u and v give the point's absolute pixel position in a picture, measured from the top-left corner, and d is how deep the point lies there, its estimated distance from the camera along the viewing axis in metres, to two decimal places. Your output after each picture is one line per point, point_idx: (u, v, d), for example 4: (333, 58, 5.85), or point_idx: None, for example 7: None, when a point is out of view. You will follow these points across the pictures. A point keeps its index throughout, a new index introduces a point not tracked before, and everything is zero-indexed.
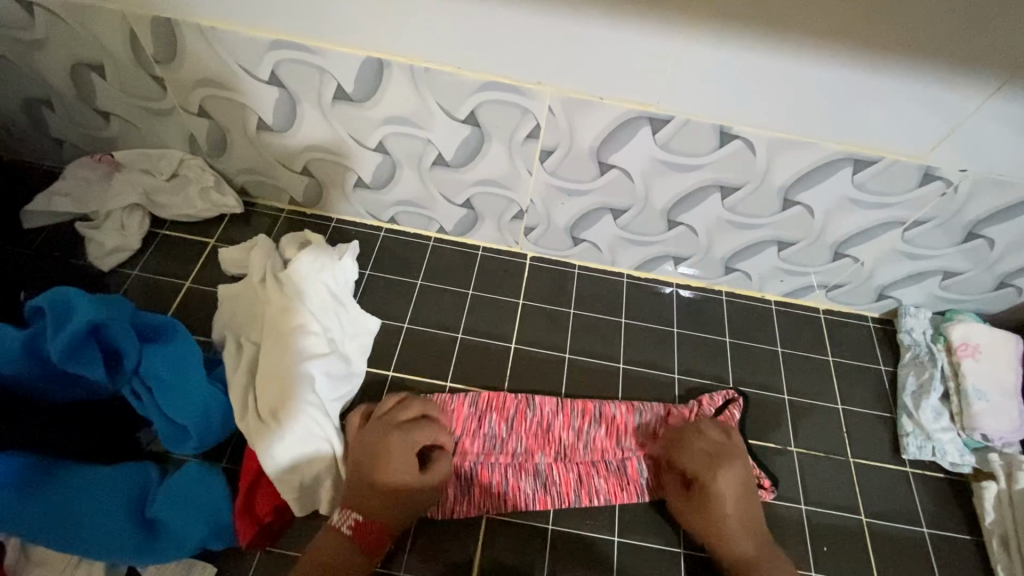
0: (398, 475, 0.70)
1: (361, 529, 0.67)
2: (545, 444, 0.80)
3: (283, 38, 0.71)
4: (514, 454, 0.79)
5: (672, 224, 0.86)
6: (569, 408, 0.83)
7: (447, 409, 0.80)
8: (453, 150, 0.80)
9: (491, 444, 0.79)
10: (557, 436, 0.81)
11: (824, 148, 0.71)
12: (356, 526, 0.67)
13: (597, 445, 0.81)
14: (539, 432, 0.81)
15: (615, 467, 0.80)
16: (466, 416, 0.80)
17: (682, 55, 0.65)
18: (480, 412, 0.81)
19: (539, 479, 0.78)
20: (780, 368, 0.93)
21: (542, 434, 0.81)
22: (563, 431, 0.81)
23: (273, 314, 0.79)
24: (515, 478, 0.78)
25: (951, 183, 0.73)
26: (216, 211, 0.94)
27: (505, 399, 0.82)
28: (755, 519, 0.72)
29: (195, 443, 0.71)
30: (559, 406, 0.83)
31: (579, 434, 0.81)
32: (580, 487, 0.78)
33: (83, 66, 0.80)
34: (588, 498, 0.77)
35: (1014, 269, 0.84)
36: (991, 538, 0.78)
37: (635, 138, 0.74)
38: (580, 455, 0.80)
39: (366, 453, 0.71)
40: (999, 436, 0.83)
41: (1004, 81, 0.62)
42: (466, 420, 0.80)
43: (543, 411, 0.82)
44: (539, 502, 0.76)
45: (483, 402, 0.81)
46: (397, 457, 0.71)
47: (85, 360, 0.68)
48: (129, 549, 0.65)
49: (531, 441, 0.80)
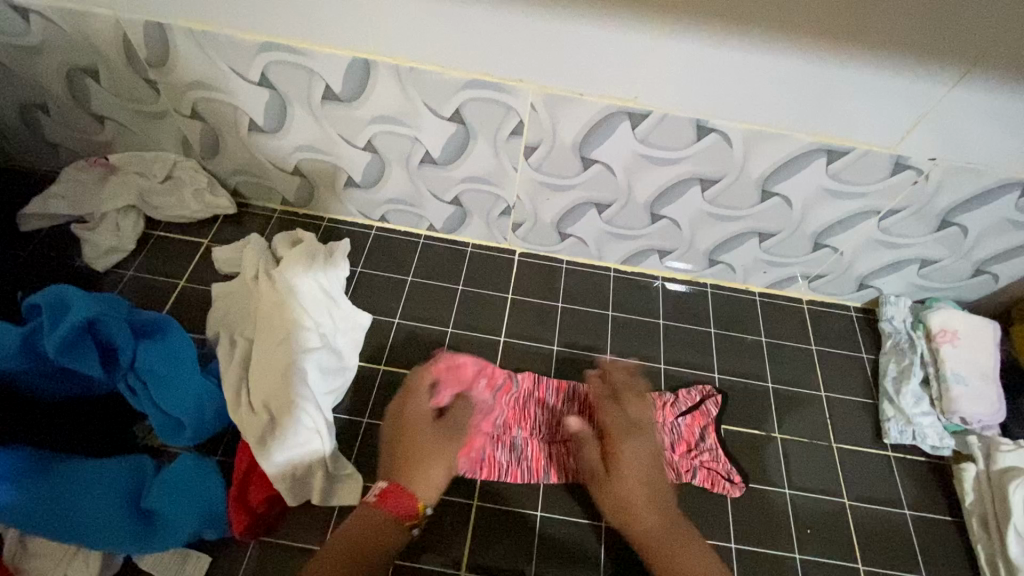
0: (416, 441, 0.66)
1: (390, 497, 0.61)
2: (520, 421, 0.83)
3: (272, 41, 0.73)
4: (494, 426, 0.82)
5: (656, 217, 0.88)
6: (548, 388, 0.86)
7: (452, 363, 0.80)
8: (439, 148, 0.82)
9: (484, 405, 0.80)
10: (532, 413, 0.84)
11: (797, 140, 0.73)
12: (385, 495, 0.61)
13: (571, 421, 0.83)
14: (517, 406, 0.84)
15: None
16: (468, 375, 0.81)
17: (657, 50, 0.67)
18: (477, 376, 0.82)
19: (514, 450, 0.81)
20: (764, 357, 0.95)
21: (521, 411, 0.84)
22: (540, 408, 0.84)
23: (265, 310, 0.81)
24: (492, 448, 0.80)
25: (922, 172, 0.75)
26: (209, 212, 0.96)
27: (497, 369, 0.85)
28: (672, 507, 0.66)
29: (190, 434, 0.72)
30: (540, 386, 0.86)
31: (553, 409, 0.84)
32: (551, 464, 0.80)
33: (78, 71, 0.82)
34: (557, 473, 0.80)
35: (989, 256, 0.87)
36: (970, 518, 0.80)
37: (615, 133, 0.76)
38: (553, 433, 0.82)
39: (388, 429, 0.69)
40: (977, 419, 0.85)
41: (967, 71, 0.64)
42: (468, 378, 0.80)
43: (522, 389, 0.85)
44: (510, 474, 0.79)
45: (483, 367, 0.83)
46: (416, 415, 0.69)
47: (80, 356, 0.70)
48: (125, 539, 0.66)
49: (509, 415, 0.83)
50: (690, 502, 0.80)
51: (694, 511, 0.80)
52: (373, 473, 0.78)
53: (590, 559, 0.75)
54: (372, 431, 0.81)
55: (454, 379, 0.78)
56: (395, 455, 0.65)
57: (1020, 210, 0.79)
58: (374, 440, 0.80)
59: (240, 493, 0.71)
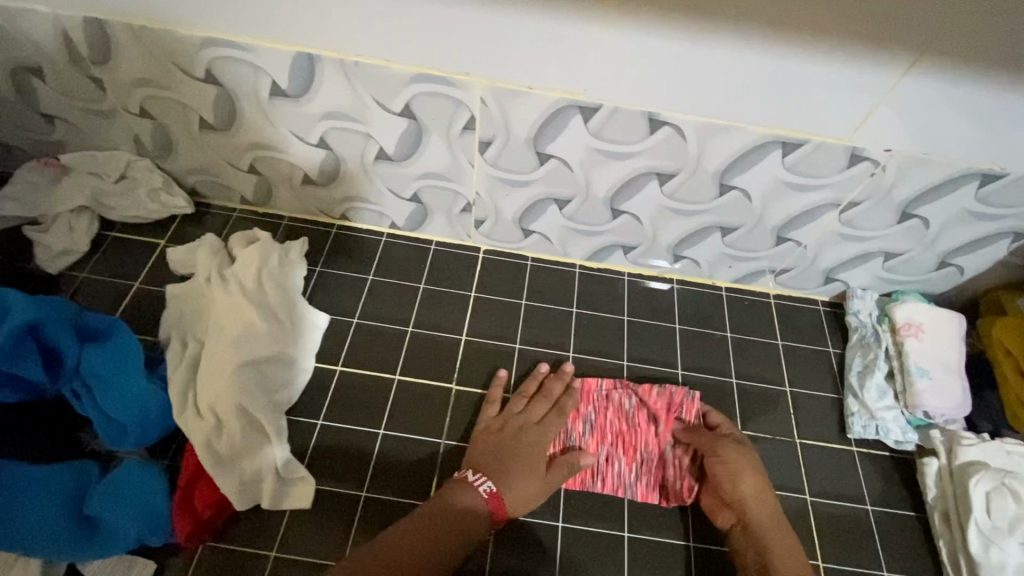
0: (524, 462, 0.75)
1: (494, 497, 0.72)
2: (624, 439, 0.83)
3: (214, 36, 0.71)
4: (588, 425, 0.83)
5: (616, 213, 0.87)
6: (650, 422, 0.84)
7: (672, 397, 0.85)
8: (393, 144, 0.81)
9: (632, 417, 0.84)
10: (639, 435, 0.83)
11: (751, 133, 0.72)
12: (492, 494, 0.72)
13: (681, 455, 0.81)
14: (617, 427, 0.84)
15: (666, 479, 0.80)
16: (668, 404, 0.85)
17: (603, 41, 0.66)
18: (650, 402, 0.85)
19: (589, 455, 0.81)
20: (729, 353, 0.94)
21: (623, 429, 0.83)
22: (639, 434, 0.83)
23: (217, 311, 0.79)
24: (571, 437, 0.82)
25: (878, 163, 0.74)
26: (166, 212, 0.94)
27: (643, 391, 0.86)
28: (773, 508, 0.74)
29: (133, 438, 0.71)
30: (642, 418, 0.84)
31: (669, 440, 0.83)
32: (604, 472, 0.80)
33: (23, 71, 0.81)
34: (605, 480, 0.80)
35: (953, 248, 0.86)
36: (933, 513, 0.80)
37: (568, 127, 0.75)
38: (632, 453, 0.82)
39: (495, 432, 0.78)
40: (941, 414, 0.84)
41: (916, 59, 0.63)
42: (658, 403, 0.85)
43: (635, 412, 0.85)
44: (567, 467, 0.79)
45: (635, 392, 0.86)
46: (531, 444, 0.77)
47: (23, 361, 0.69)
48: (66, 546, 0.65)
49: (607, 428, 0.83)
50: (651, 500, 0.79)
51: (653, 508, 0.79)
52: (326, 475, 0.77)
53: (547, 560, 0.74)
54: (326, 431, 0.80)
55: (656, 401, 0.85)
56: (502, 464, 0.75)
57: (979, 202, 0.78)
58: (329, 441, 0.79)
59: (185, 497, 0.70)
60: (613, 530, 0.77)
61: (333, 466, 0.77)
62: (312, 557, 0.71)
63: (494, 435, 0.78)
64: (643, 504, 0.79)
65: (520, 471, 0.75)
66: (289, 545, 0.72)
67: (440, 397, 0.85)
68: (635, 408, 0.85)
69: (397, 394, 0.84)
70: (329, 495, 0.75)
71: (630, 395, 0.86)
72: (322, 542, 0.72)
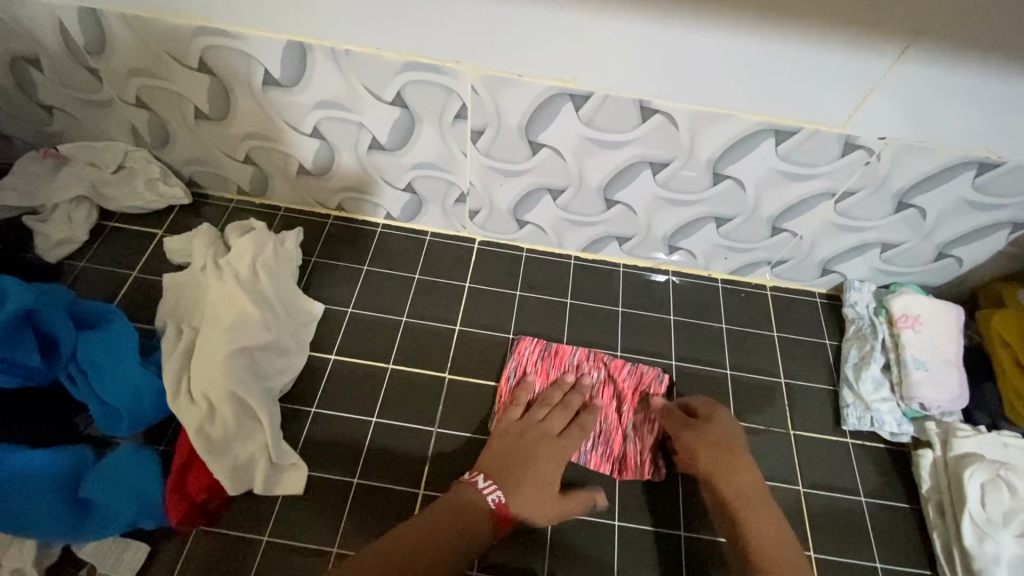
0: (537, 479, 0.73)
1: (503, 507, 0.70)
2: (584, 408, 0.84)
3: (206, 25, 0.72)
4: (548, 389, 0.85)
5: (610, 203, 0.87)
6: (612, 397, 0.86)
7: (637, 376, 0.87)
8: (386, 133, 0.81)
9: (596, 391, 0.86)
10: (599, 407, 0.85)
11: (743, 120, 0.72)
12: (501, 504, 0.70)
13: (642, 430, 0.83)
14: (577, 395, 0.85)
15: (623, 452, 0.82)
16: (633, 385, 0.87)
17: (592, 29, 0.66)
18: (614, 379, 0.87)
19: None
20: (724, 344, 0.93)
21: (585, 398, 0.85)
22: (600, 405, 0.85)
23: (211, 299, 0.80)
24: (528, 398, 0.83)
25: (873, 152, 0.73)
26: (163, 202, 0.95)
27: (608, 366, 0.88)
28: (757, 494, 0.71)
29: (128, 424, 0.72)
30: (604, 392, 0.86)
31: (631, 418, 0.84)
32: None
33: (21, 61, 0.81)
34: None
35: (951, 238, 0.85)
36: (927, 504, 0.79)
37: (559, 116, 0.75)
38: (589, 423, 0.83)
39: (514, 437, 0.76)
40: (937, 405, 0.83)
41: (908, 44, 0.62)
42: (624, 384, 0.86)
43: (600, 386, 0.86)
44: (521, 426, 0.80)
45: (601, 368, 0.87)
46: (545, 460, 0.75)
47: (19, 347, 0.69)
48: (62, 528, 0.66)
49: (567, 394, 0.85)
50: (642, 489, 0.79)
51: (644, 498, 0.79)
52: (318, 462, 0.77)
53: (537, 547, 0.75)
54: (319, 419, 0.81)
55: (622, 380, 0.87)
56: (511, 472, 0.73)
57: (977, 191, 0.77)
58: (321, 429, 0.80)
59: (178, 483, 0.71)
60: (604, 518, 0.77)
61: (326, 454, 0.78)
62: (303, 542, 0.72)
63: (510, 441, 0.76)
64: (635, 493, 0.79)
65: (534, 489, 0.72)
66: (281, 530, 0.72)
67: (434, 386, 0.85)
68: (600, 384, 0.86)
69: (391, 383, 0.85)
70: (321, 482, 0.76)
71: (595, 370, 0.87)
72: (313, 526, 0.73)
